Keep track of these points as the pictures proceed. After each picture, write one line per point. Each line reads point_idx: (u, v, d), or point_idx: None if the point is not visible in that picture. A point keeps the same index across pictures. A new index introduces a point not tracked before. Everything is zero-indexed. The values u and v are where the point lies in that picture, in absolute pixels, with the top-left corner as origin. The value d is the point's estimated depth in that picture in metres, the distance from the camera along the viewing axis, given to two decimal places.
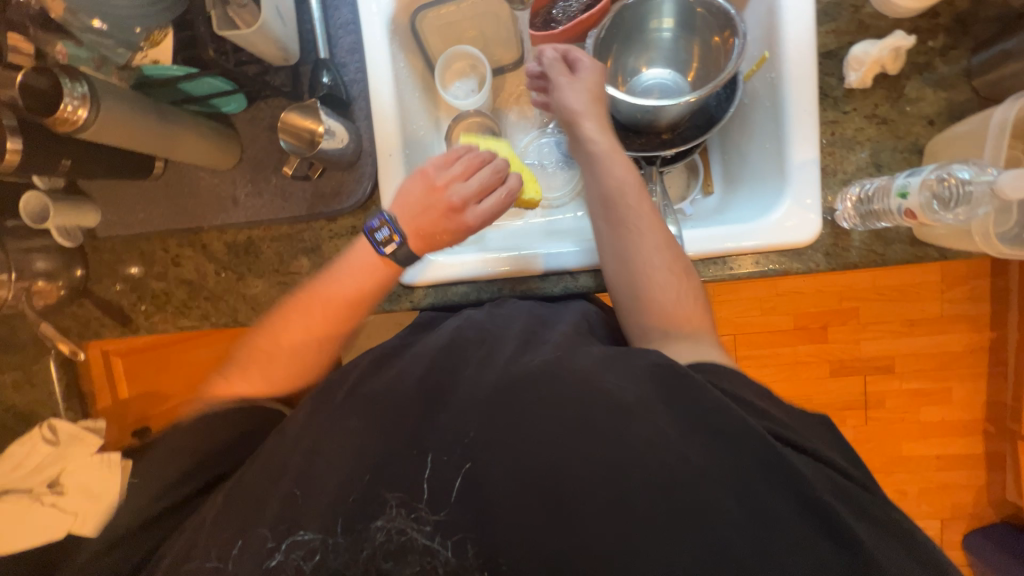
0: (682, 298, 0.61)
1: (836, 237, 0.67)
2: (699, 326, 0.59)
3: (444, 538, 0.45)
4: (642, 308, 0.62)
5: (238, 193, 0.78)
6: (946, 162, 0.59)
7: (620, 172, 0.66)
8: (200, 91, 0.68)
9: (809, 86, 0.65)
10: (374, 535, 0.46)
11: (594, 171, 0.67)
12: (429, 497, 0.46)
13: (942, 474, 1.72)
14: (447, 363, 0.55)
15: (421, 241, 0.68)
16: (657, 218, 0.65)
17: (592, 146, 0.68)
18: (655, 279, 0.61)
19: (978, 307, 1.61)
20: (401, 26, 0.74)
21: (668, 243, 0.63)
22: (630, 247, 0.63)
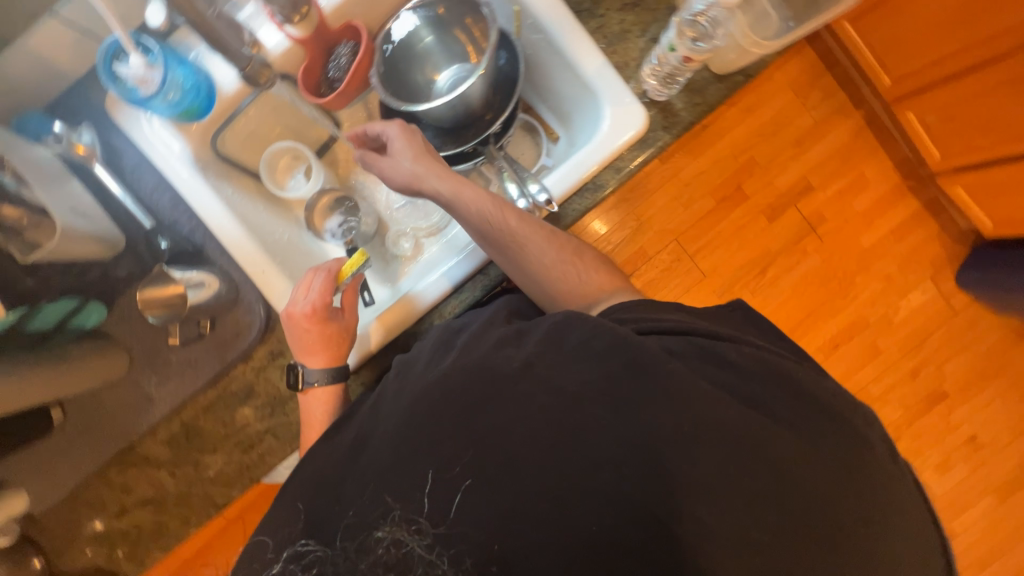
0: (588, 276, 0.67)
1: (663, 112, 0.73)
2: (610, 285, 0.66)
3: (443, 551, 0.44)
4: (563, 303, 0.66)
5: (148, 390, 0.75)
6: (682, 9, 0.67)
7: (474, 201, 0.68)
8: (48, 319, 0.66)
9: (562, 13, 0.72)
10: (374, 548, 0.46)
11: (456, 215, 0.70)
12: (430, 511, 0.46)
13: (904, 242, 1.87)
14: None
15: (320, 356, 0.71)
16: (530, 220, 0.68)
17: (441, 195, 0.71)
18: (555, 274, 0.66)
19: (836, 98, 1.79)
20: (208, 160, 0.75)
21: (550, 237, 0.68)
22: (525, 258, 0.66)
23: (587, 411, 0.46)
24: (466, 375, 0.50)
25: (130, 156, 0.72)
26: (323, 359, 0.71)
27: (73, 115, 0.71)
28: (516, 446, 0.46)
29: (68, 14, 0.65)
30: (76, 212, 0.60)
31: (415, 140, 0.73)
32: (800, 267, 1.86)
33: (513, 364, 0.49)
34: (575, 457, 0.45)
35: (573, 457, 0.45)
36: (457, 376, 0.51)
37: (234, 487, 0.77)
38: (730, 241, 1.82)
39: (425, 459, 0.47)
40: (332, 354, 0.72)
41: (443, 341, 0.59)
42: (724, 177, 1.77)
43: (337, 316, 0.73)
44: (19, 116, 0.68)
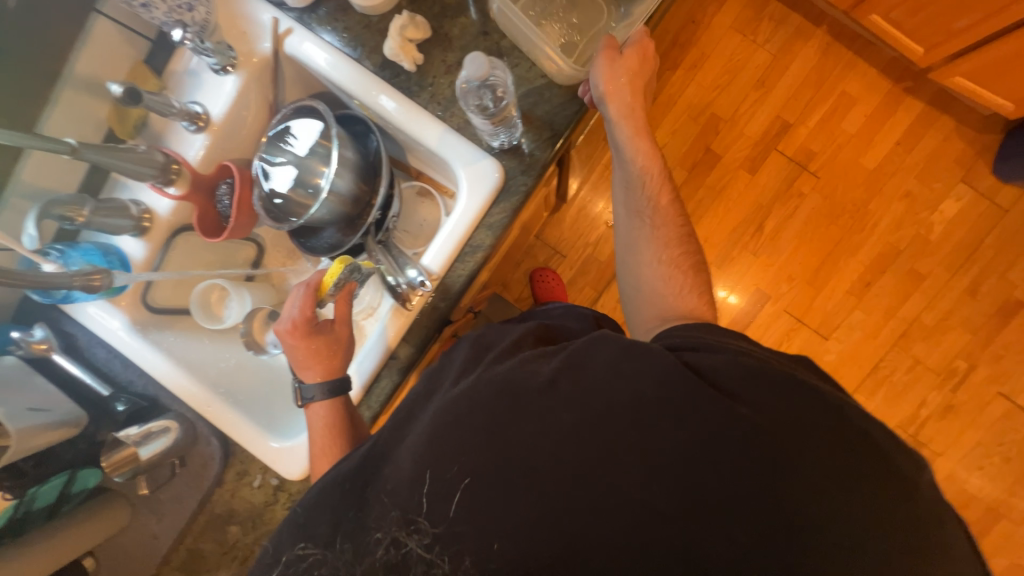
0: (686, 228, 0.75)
1: (517, 158, 0.73)
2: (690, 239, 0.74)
3: (440, 548, 0.54)
4: (645, 302, 0.73)
5: (152, 526, 0.86)
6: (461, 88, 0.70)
7: (643, 161, 0.73)
8: (48, 497, 0.77)
9: (392, 96, 0.73)
10: (375, 547, 0.57)
11: (618, 159, 0.74)
12: (428, 511, 0.55)
13: (917, 150, 1.65)
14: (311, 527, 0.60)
15: (323, 371, 0.76)
16: (674, 219, 0.74)
17: (618, 131, 0.73)
18: (655, 282, 0.72)
19: (790, 23, 1.65)
20: (147, 318, 0.85)
21: (679, 242, 0.73)
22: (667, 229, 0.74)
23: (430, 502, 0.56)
24: (495, 385, 0.59)
25: (83, 335, 0.83)
26: (325, 375, 0.76)
27: (29, 316, 0.83)
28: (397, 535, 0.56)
29: None
30: (33, 411, 0.71)
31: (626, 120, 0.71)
32: (799, 212, 1.71)
33: (540, 379, 0.58)
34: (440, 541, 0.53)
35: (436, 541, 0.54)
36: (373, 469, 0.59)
37: None
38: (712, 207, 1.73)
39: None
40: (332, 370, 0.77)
41: (471, 355, 0.69)
42: (686, 145, 1.71)
43: (329, 326, 0.77)
44: None
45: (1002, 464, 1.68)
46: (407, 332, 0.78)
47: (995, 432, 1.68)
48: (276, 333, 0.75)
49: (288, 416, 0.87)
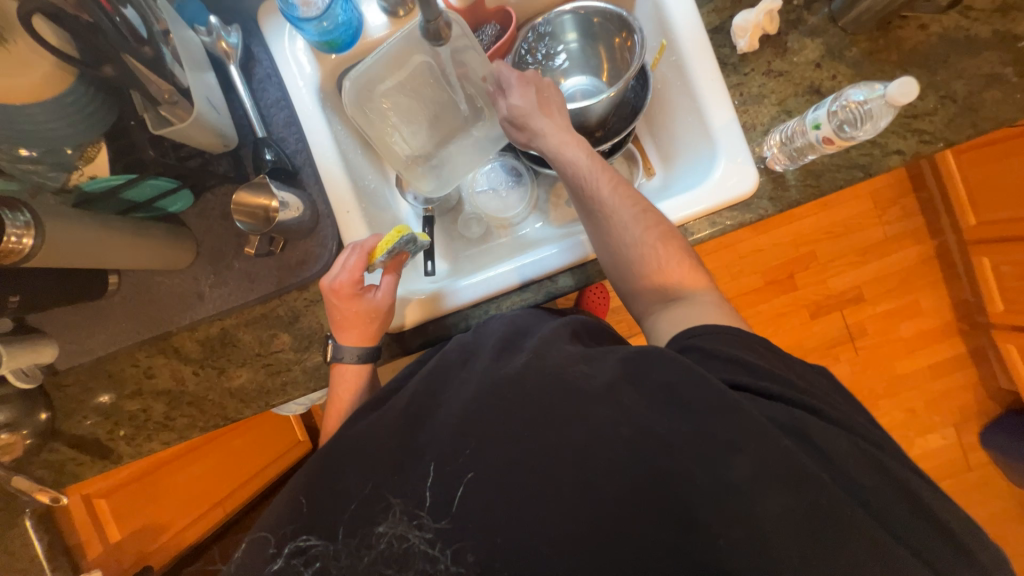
0: (666, 264, 0.65)
1: (774, 182, 0.73)
2: (693, 282, 0.65)
3: (444, 546, 0.47)
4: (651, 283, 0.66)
5: (202, 287, 0.76)
6: (839, 93, 0.69)
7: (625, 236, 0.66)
8: (142, 194, 0.66)
9: (708, 59, 0.72)
10: (376, 542, 0.49)
11: (607, 230, 0.67)
12: (430, 506, 0.48)
13: (940, 381, 1.82)
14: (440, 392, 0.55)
15: (366, 334, 0.70)
16: (646, 251, 0.65)
17: (599, 206, 0.67)
18: (648, 263, 0.65)
19: (913, 221, 1.75)
20: (330, 93, 0.78)
21: (669, 249, 0.65)
22: (608, 236, 0.67)
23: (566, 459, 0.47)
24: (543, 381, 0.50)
25: (265, 66, 0.75)
26: (370, 338, 0.70)
27: (229, 11, 0.74)
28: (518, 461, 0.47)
29: None
30: (209, 103, 0.62)
31: (533, 89, 0.71)
32: (828, 371, 1.82)
33: (596, 384, 0.49)
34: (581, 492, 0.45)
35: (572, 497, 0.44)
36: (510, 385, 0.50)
37: (249, 406, 0.77)
38: (768, 324, 1.80)
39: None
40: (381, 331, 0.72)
41: (505, 339, 0.59)
42: (782, 261, 1.77)
43: (373, 292, 0.69)
44: None
45: None
46: (578, 265, 0.76)
47: None
48: (321, 290, 0.68)
49: None
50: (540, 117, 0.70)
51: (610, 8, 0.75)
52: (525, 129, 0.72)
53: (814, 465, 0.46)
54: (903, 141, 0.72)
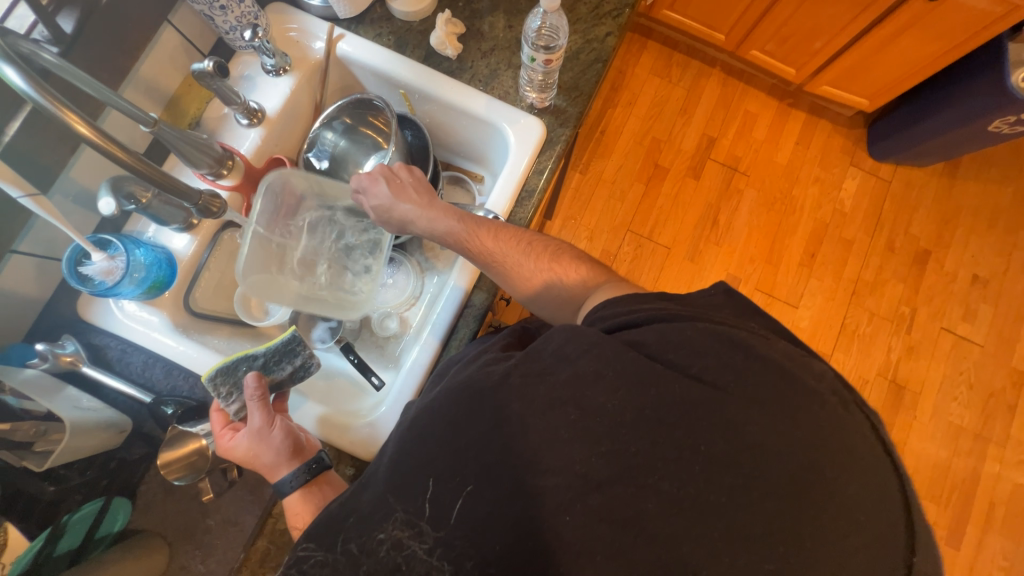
0: (567, 277, 0.69)
1: (554, 114, 0.85)
2: (595, 279, 0.68)
3: (445, 553, 0.46)
4: (562, 299, 0.69)
5: (196, 568, 0.71)
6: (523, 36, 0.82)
7: (521, 266, 0.70)
8: (74, 536, 0.64)
9: (439, 77, 0.85)
10: (377, 548, 0.47)
11: (501, 268, 0.70)
12: (431, 514, 0.47)
13: (815, 143, 2.02)
14: None
15: (276, 464, 0.64)
16: (543, 274, 0.69)
17: (486, 252, 0.71)
18: (549, 279, 0.69)
19: (691, 66, 2.04)
20: (187, 322, 0.79)
21: (563, 260, 0.70)
22: (509, 277, 0.70)
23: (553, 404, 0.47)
24: (491, 383, 0.50)
25: (116, 346, 0.75)
26: (283, 465, 0.63)
27: (53, 330, 0.75)
28: (517, 449, 0.47)
29: (28, 247, 0.69)
30: (81, 408, 0.64)
31: (385, 179, 0.76)
32: (744, 203, 1.96)
33: (490, 379, 0.51)
34: (575, 422, 0.46)
35: (573, 438, 0.46)
36: (465, 406, 0.50)
37: None
38: (674, 209, 1.94)
39: (467, 467, 0.48)
40: (295, 453, 0.64)
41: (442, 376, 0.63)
42: (638, 162, 1.96)
43: (243, 432, 0.65)
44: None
45: (969, 391, 1.81)
46: (478, 278, 0.80)
47: (953, 361, 1.84)
48: None
49: (353, 401, 0.83)
50: (401, 199, 0.75)
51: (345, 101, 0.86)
52: (394, 218, 0.77)
53: None
54: (604, 27, 0.87)
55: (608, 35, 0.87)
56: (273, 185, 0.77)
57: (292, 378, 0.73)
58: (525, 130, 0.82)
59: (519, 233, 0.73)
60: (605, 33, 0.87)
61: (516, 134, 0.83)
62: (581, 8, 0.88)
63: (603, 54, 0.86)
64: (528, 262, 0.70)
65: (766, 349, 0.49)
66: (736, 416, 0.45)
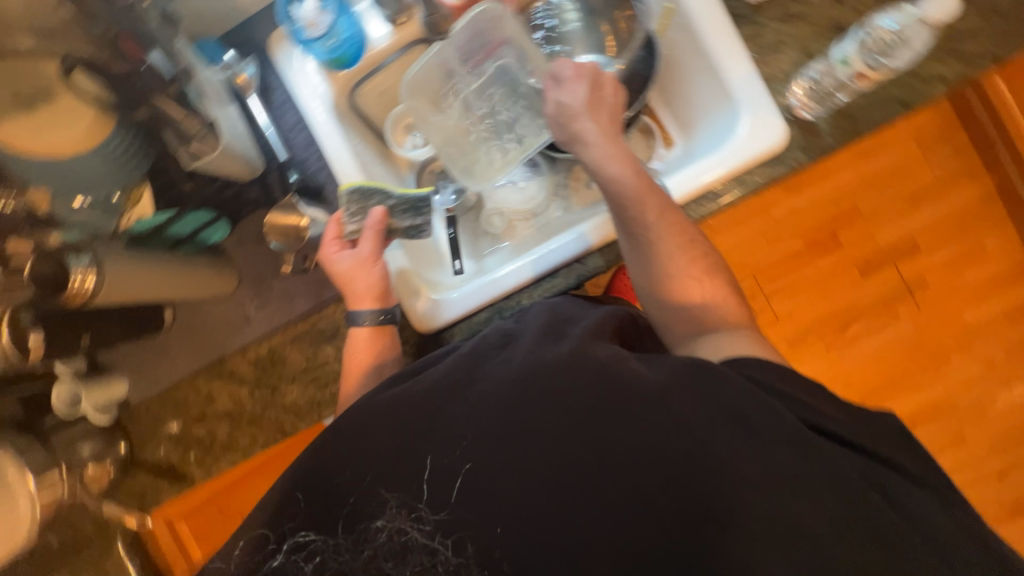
0: (708, 298, 0.62)
1: (806, 132, 0.69)
2: (737, 318, 0.61)
3: (444, 537, 0.45)
4: (686, 316, 0.62)
5: (249, 310, 0.81)
6: (865, 23, 0.67)
7: (666, 258, 0.63)
8: (184, 227, 0.71)
9: (717, 15, 0.69)
10: (375, 536, 0.46)
11: (645, 247, 0.64)
12: (428, 498, 0.46)
13: (1019, 328, 1.63)
14: (467, 363, 0.52)
15: (362, 296, 0.69)
16: (683, 279, 0.62)
17: (642, 223, 0.63)
18: (687, 288, 0.62)
19: (965, 159, 1.58)
20: (343, 109, 0.78)
21: (713, 279, 0.63)
22: (649, 260, 0.64)
23: (616, 415, 0.45)
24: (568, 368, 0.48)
25: (280, 92, 0.77)
26: (366, 300, 0.69)
27: (242, 45, 0.78)
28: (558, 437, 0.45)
29: None
30: (236, 133, 0.68)
31: (584, 86, 0.67)
32: (887, 330, 1.63)
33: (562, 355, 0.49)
34: (624, 444, 0.44)
35: (615, 456, 0.44)
36: (534, 366, 0.49)
37: (302, 419, 0.81)
38: (816, 290, 1.63)
39: (501, 422, 0.46)
40: (381, 296, 0.70)
41: (548, 327, 0.54)
42: (820, 221, 1.60)
43: (350, 254, 0.70)
44: (199, 40, 0.75)
45: None
46: (608, 244, 0.74)
47: None
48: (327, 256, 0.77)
49: (429, 267, 0.84)
50: (584, 115, 0.66)
51: None
52: (567, 129, 0.68)
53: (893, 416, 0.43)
54: (944, 67, 0.66)
55: (940, 79, 0.66)
56: (485, 16, 0.74)
57: (404, 232, 0.76)
58: (759, 128, 0.68)
59: (683, 220, 0.65)
60: (941, 74, 0.66)
61: (747, 129, 0.69)
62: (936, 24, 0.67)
63: (916, 99, 0.67)
64: (677, 259, 0.63)
65: (862, 535, 0.42)
66: (780, 562, 0.40)
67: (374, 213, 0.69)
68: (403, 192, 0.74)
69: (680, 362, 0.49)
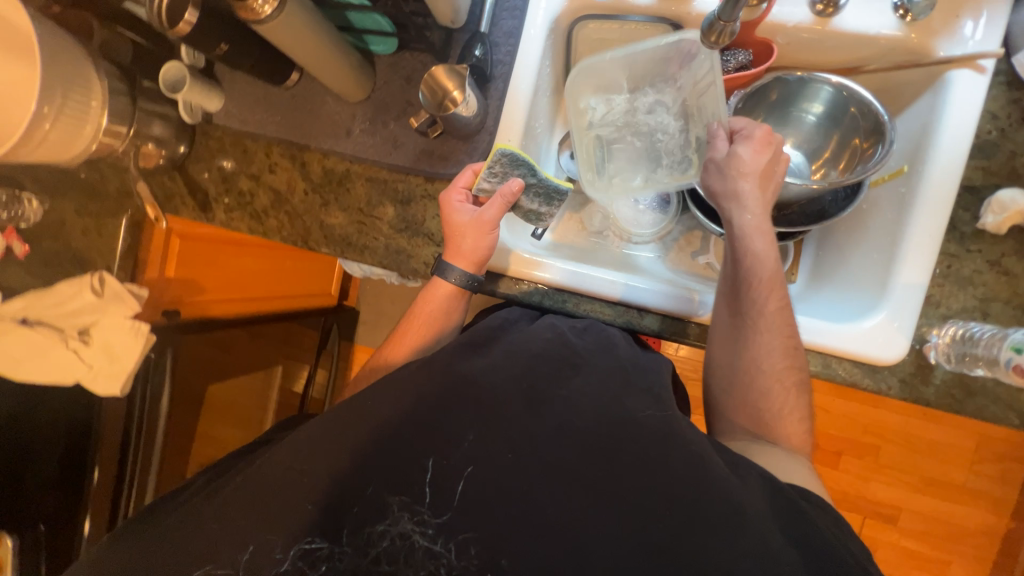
0: (782, 408, 0.62)
1: (917, 370, 0.65)
2: (795, 441, 0.62)
3: (445, 540, 0.49)
4: (751, 413, 0.63)
5: (353, 127, 0.81)
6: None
7: (764, 353, 0.62)
8: (362, 22, 0.73)
9: (942, 212, 0.63)
10: (378, 538, 0.49)
11: (751, 336, 0.62)
12: (431, 498, 0.50)
13: None
14: (533, 369, 0.58)
15: (462, 255, 0.72)
16: (770, 379, 0.62)
17: (761, 311, 0.62)
18: (767, 388, 0.62)
19: (1004, 491, 1.48)
20: (560, 28, 0.76)
21: (796, 394, 0.62)
22: (745, 348, 0.63)
23: (667, 485, 0.51)
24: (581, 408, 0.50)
25: None
26: (464, 261, 0.72)
27: None
28: None
29: None
30: None
31: (768, 156, 0.63)
32: None
33: None
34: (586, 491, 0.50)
35: (649, 527, 0.49)
36: None
37: (328, 244, 0.83)
38: None
39: None
40: (479, 263, 0.72)
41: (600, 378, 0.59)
42: (838, 433, 1.54)
43: (472, 211, 0.71)
44: None
45: None
46: (673, 315, 0.74)
47: None
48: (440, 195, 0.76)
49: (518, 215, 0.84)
50: (749, 179, 0.62)
51: (876, 105, 0.66)
52: (728, 183, 0.63)
53: None
54: None
55: None
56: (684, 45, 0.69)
57: (525, 212, 0.76)
58: (887, 336, 0.64)
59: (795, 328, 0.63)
60: None
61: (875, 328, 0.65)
62: None
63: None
64: (775, 358, 0.62)
65: None
66: None
67: (513, 186, 0.68)
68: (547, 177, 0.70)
69: (755, 473, 0.54)
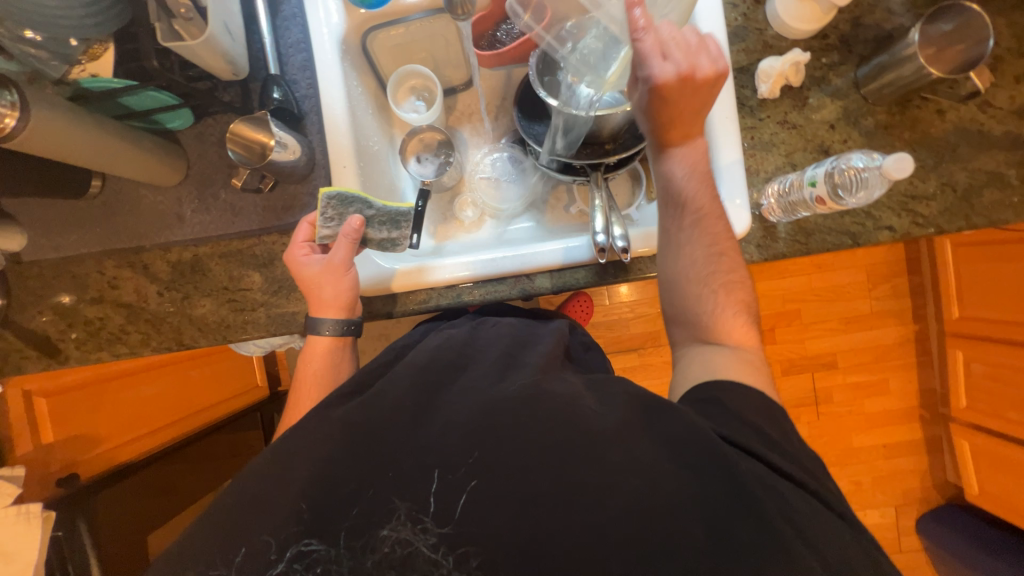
0: (722, 312, 0.62)
1: (764, 232, 0.74)
2: (740, 339, 0.62)
3: (448, 550, 0.45)
4: (692, 324, 0.64)
5: (183, 210, 0.76)
6: (840, 156, 0.67)
7: (690, 263, 0.63)
8: (142, 103, 0.68)
9: (726, 94, 0.72)
10: (380, 545, 0.45)
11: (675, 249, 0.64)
12: (435, 511, 0.46)
13: (891, 462, 1.75)
14: (429, 380, 0.56)
15: (327, 304, 0.69)
16: (701, 287, 0.63)
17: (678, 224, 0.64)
18: (699, 297, 0.63)
19: (901, 302, 1.70)
20: (352, 47, 0.78)
21: (731, 296, 0.63)
22: (673, 262, 0.65)
23: (578, 443, 0.48)
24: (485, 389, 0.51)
25: (292, 6, 0.76)
26: (331, 309, 0.69)
27: None
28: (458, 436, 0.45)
29: None
30: (226, 30, 0.65)
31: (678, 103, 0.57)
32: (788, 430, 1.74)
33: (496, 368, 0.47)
34: (544, 466, 0.47)
35: (610, 472, 0.46)
36: None
37: (205, 336, 0.77)
38: None
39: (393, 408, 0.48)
40: (347, 307, 0.69)
41: (505, 357, 0.60)
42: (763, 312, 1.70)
43: (320, 259, 0.69)
44: None
45: None
46: (560, 269, 0.77)
47: None
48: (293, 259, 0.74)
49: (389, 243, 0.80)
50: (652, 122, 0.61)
51: None
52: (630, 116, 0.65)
53: (735, 524, 0.44)
54: (892, 218, 0.72)
55: (890, 225, 0.72)
56: None
57: (378, 243, 0.75)
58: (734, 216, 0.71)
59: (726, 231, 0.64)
60: (892, 220, 0.72)
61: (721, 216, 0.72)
62: (898, 182, 0.72)
63: (862, 236, 0.73)
64: (705, 267, 0.63)
65: None
66: None
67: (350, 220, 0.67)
68: (384, 205, 0.72)
69: (624, 394, 0.53)
